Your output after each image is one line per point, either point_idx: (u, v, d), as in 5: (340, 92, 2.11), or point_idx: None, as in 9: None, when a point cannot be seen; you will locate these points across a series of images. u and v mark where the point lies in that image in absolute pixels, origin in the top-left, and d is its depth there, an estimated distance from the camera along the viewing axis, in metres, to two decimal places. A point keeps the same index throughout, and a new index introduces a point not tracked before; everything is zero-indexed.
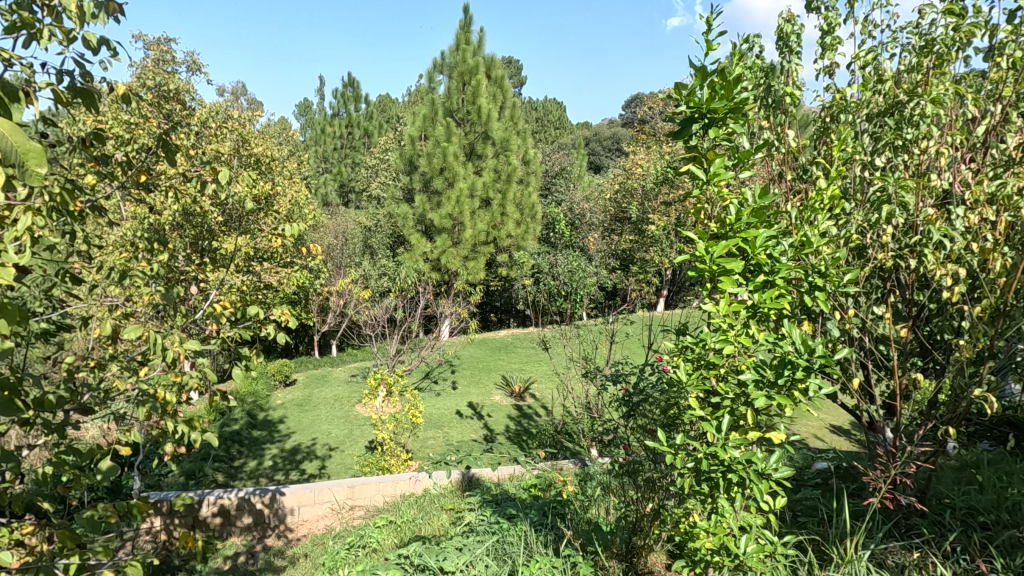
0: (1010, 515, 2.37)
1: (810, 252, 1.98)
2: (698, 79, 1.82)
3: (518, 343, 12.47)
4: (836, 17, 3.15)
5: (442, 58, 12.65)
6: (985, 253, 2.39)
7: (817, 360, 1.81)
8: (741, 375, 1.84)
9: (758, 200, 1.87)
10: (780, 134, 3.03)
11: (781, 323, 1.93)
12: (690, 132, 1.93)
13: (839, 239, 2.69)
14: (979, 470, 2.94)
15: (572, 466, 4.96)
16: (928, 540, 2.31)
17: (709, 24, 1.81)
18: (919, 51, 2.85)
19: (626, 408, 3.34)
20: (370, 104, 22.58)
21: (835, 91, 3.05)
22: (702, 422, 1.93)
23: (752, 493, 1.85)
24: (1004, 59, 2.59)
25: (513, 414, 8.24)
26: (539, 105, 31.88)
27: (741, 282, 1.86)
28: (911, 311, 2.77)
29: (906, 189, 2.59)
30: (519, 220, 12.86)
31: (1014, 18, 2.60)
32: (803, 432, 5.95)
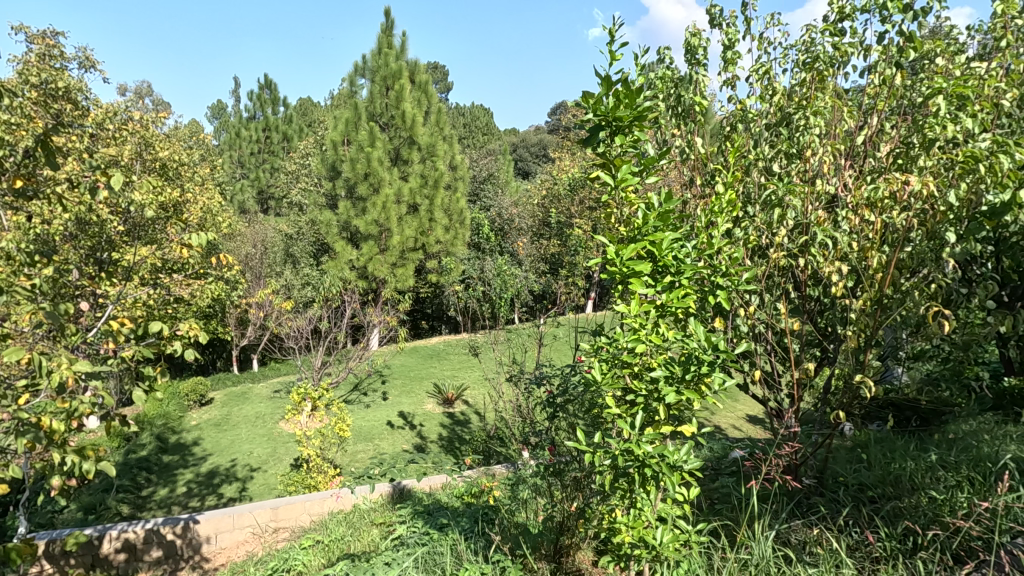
0: (893, 488, 2.62)
1: (713, 253, 2.11)
2: (604, 89, 1.90)
3: (450, 349, 12.38)
4: (736, 33, 3.37)
5: (363, 62, 12.38)
6: (865, 251, 2.64)
7: (721, 354, 1.94)
8: (652, 372, 1.92)
9: (663, 205, 1.97)
10: (689, 142, 3.20)
11: (688, 321, 2.05)
12: (598, 139, 2.00)
13: (742, 240, 2.88)
14: (868, 449, 3.22)
15: (504, 470, 4.98)
16: (825, 517, 2.49)
17: (612, 36, 1.90)
18: (807, 67, 3.11)
19: (551, 410, 3.39)
20: (290, 107, 21.73)
21: (738, 101, 3.25)
22: (618, 420, 1.99)
23: (665, 486, 1.93)
24: (876, 76, 2.88)
25: (446, 422, 8.16)
26: (465, 110, 31.90)
27: (650, 283, 1.96)
28: (807, 305, 3.00)
29: (798, 194, 2.81)
30: (447, 225, 12.78)
31: (883, 39, 2.90)
32: (721, 423, 6.30)
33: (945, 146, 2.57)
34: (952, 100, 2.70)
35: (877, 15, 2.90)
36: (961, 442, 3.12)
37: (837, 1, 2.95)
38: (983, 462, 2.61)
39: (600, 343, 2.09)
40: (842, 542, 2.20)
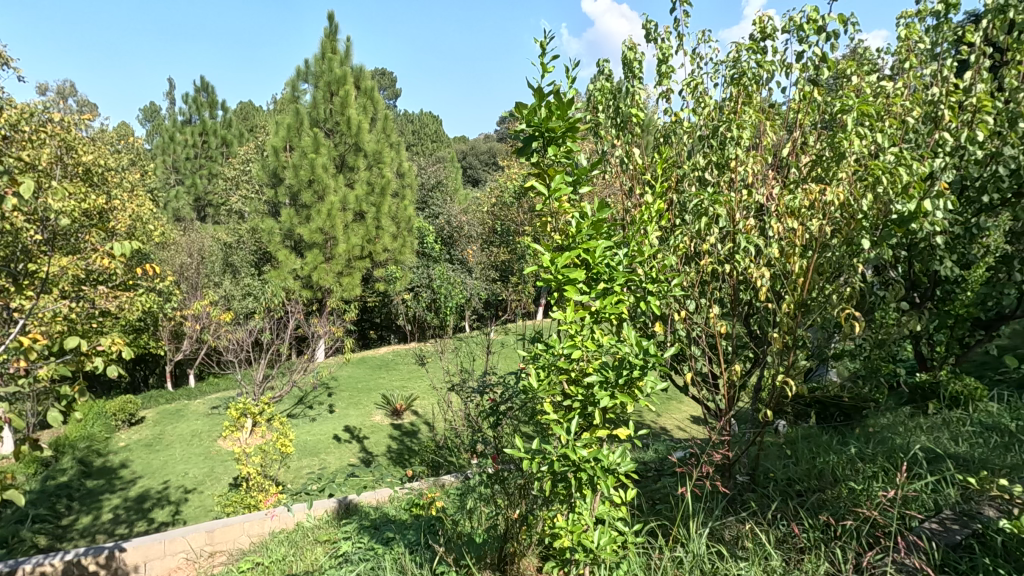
0: (818, 481, 2.75)
1: (644, 261, 2.18)
2: (536, 100, 1.93)
3: (399, 359, 12.18)
4: (670, 48, 3.51)
5: (305, 66, 12.03)
6: (788, 257, 2.79)
7: (652, 358, 2.00)
8: (587, 378, 1.96)
9: (596, 214, 2.02)
10: (626, 152, 3.29)
11: (622, 327, 2.12)
12: (531, 149, 2.05)
13: (674, 247, 2.97)
14: (796, 445, 3.38)
15: (453, 480, 4.94)
16: (755, 511, 2.59)
17: (544, 49, 1.93)
18: (734, 82, 3.27)
19: (495, 418, 3.39)
20: (229, 111, 20.93)
21: (672, 114, 3.37)
22: (555, 425, 2.02)
23: (600, 489, 1.97)
24: (796, 92, 3.07)
25: (395, 433, 8.01)
26: (414, 118, 31.69)
27: (585, 290, 2.00)
28: (738, 309, 3.13)
29: (725, 203, 2.94)
30: (395, 234, 12.64)
31: (803, 57, 3.09)
32: (666, 424, 6.48)
33: (855, 159, 2.77)
34: (862, 117, 2.92)
35: (795, 36, 3.09)
36: (880, 435, 3.33)
37: (760, 21, 3.12)
38: (896, 453, 2.80)
39: (537, 349, 2.11)
40: (770, 535, 2.30)
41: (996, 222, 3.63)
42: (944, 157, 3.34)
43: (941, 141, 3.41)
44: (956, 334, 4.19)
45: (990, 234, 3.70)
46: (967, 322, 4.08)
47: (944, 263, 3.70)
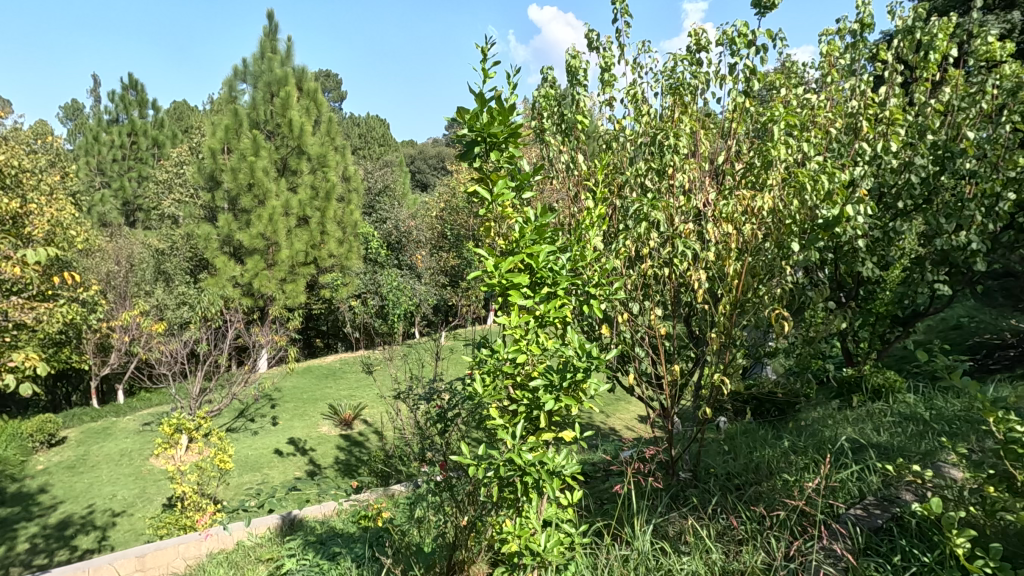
0: (754, 474, 2.87)
1: (586, 265, 2.22)
2: (478, 105, 1.93)
3: (347, 367, 11.86)
4: (612, 57, 3.59)
5: (244, 65, 11.59)
6: (723, 260, 2.91)
7: (594, 361, 2.04)
8: (531, 382, 1.98)
9: (539, 219, 2.06)
10: (571, 159, 3.33)
11: (566, 330, 2.15)
12: (473, 154, 2.05)
13: (615, 252, 3.04)
14: (734, 441, 3.52)
15: (403, 489, 4.85)
16: (696, 506, 2.67)
17: (485, 55, 1.94)
18: (672, 92, 3.39)
19: (442, 425, 3.35)
20: (160, 111, 19.90)
21: (615, 121, 3.45)
22: (501, 430, 2.02)
23: (546, 492, 1.98)
24: (730, 102, 3.21)
25: (342, 444, 7.78)
26: (359, 120, 31.09)
27: (528, 294, 2.02)
28: (678, 311, 3.23)
29: (663, 209, 3.04)
30: (341, 239, 12.35)
31: (735, 69, 3.24)
32: (615, 425, 6.61)
33: (783, 167, 2.93)
34: (789, 127, 3.09)
35: (729, 48, 3.24)
36: (810, 429, 3.51)
37: (695, 34, 3.25)
38: (825, 445, 2.96)
39: (482, 355, 2.10)
40: (710, 529, 2.37)
41: (910, 226, 3.92)
42: (863, 165, 3.58)
43: (860, 150, 3.65)
44: (877, 330, 4.48)
45: (905, 238, 3.99)
46: (887, 319, 4.38)
47: (865, 264, 3.97)
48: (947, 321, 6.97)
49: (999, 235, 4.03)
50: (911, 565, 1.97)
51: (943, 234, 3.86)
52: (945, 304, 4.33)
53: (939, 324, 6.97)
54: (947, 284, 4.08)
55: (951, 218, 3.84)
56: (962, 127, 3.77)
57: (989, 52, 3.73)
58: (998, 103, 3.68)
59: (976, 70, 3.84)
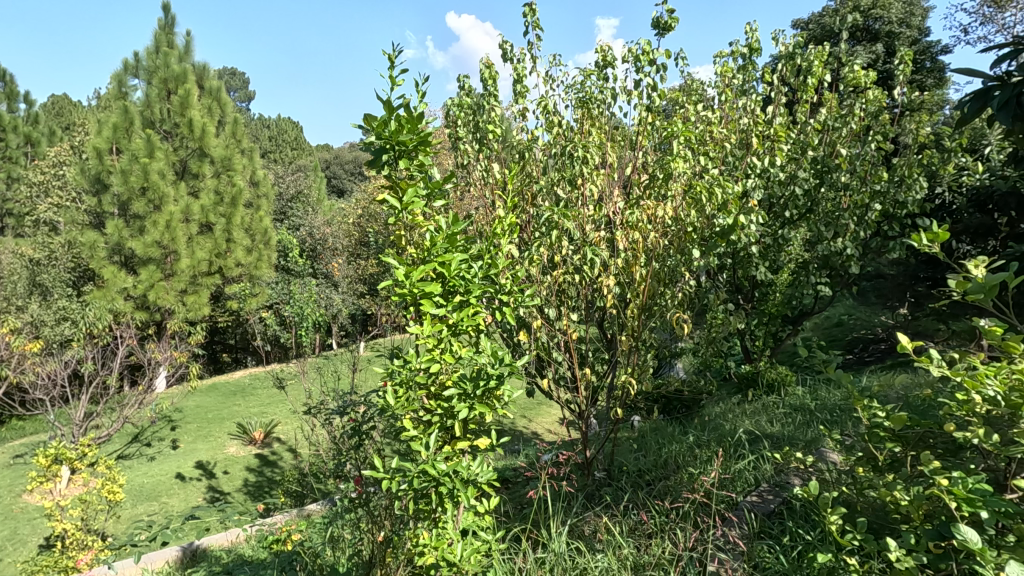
0: (663, 470, 3.02)
1: (499, 273, 2.25)
2: (387, 113, 1.91)
3: (257, 383, 11.18)
4: (524, 68, 3.68)
5: (135, 59, 10.67)
6: (630, 266, 3.04)
7: (506, 368, 2.07)
8: (445, 391, 1.97)
9: (451, 227, 2.06)
10: (486, 167, 3.37)
11: (479, 338, 2.16)
12: (382, 161, 2.02)
13: (529, 260, 3.09)
14: (645, 438, 3.68)
15: (319, 508, 4.65)
16: (609, 504, 2.77)
17: (393, 62, 1.91)
18: (582, 105, 3.52)
19: (356, 439, 3.24)
20: (35, 105, 17.89)
21: (528, 131, 3.52)
22: (415, 441, 1.99)
23: (462, 501, 1.97)
24: (636, 117, 3.38)
25: (253, 465, 7.31)
26: (269, 122, 29.60)
27: (441, 303, 2.01)
28: (590, 316, 3.34)
29: (576, 218, 3.13)
30: (249, 247, 11.65)
31: (640, 85, 3.42)
32: (537, 428, 6.71)
33: (683, 178, 3.13)
34: (688, 142, 3.30)
35: (634, 65, 3.41)
36: (713, 423, 3.75)
37: (602, 50, 3.40)
38: (725, 438, 3.17)
39: (394, 366, 2.06)
40: (623, 525, 2.46)
41: (796, 233, 4.31)
42: (754, 178, 3.90)
43: (751, 164, 3.97)
44: (771, 329, 4.88)
45: (792, 244, 4.38)
46: (778, 318, 4.78)
47: (758, 269, 4.32)
48: (830, 320, 7.70)
49: (868, 242, 4.52)
50: (796, 544, 2.16)
51: (824, 240, 4.27)
52: (827, 304, 4.79)
53: (824, 321, 7.70)
54: (827, 286, 4.51)
55: (829, 226, 4.26)
56: (837, 145, 4.20)
57: (855, 79, 4.20)
58: (865, 124, 4.14)
59: (847, 95, 4.30)
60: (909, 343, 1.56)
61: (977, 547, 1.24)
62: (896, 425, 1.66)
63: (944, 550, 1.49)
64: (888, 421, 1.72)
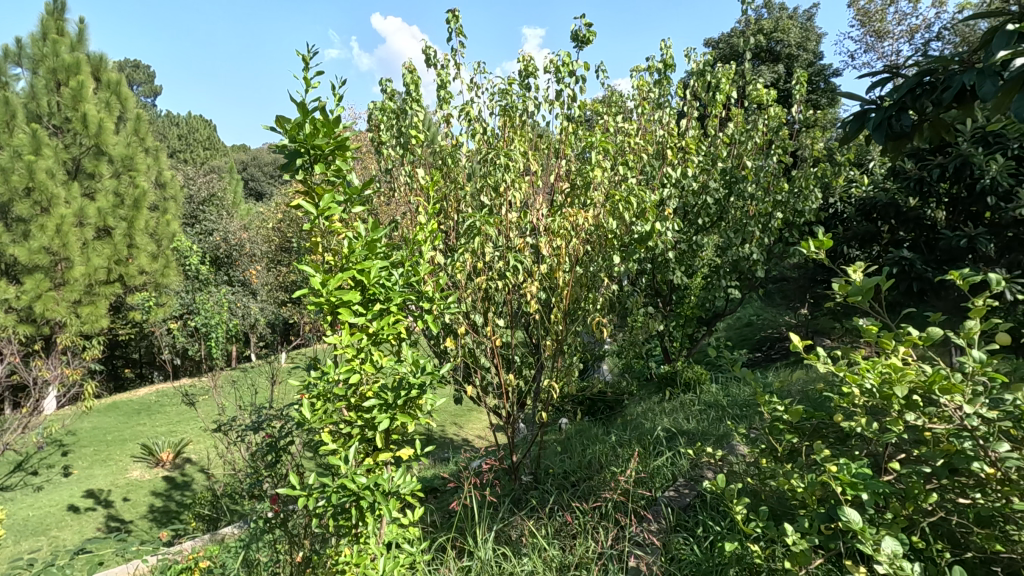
0: (587, 471, 3.09)
1: (420, 280, 2.22)
2: (301, 115, 1.84)
3: (165, 400, 10.36)
4: (448, 75, 3.67)
5: (17, 45, 9.61)
6: (553, 272, 3.08)
7: (428, 377, 2.05)
8: (365, 403, 1.92)
9: (370, 234, 2.03)
10: (410, 173, 3.34)
11: (401, 347, 2.13)
12: (296, 166, 1.94)
13: (453, 267, 3.07)
14: (570, 441, 3.75)
15: (234, 531, 4.37)
16: (536, 507, 2.79)
17: (307, 64, 1.85)
18: (505, 113, 3.56)
19: (272, 456, 3.07)
20: None
21: (453, 137, 3.51)
22: (333, 455, 1.92)
23: (383, 515, 1.92)
24: (558, 126, 3.46)
25: (160, 489, 6.76)
26: (178, 120, 27.69)
27: (359, 311, 1.96)
28: (515, 323, 3.36)
29: (500, 224, 3.14)
30: (154, 253, 10.81)
31: (562, 95, 3.50)
32: (466, 434, 6.67)
33: (602, 187, 3.23)
34: (607, 152, 3.42)
35: (555, 76, 3.49)
36: (635, 423, 3.89)
37: (525, 60, 3.45)
38: (645, 437, 3.29)
39: (310, 377, 1.97)
40: (549, 527, 2.49)
41: (708, 240, 4.57)
42: (669, 187, 4.10)
43: (667, 174, 4.17)
44: (688, 330, 5.13)
45: (705, 250, 4.63)
46: (693, 320, 5.04)
47: (675, 273, 4.54)
48: (741, 320, 8.22)
49: (772, 247, 4.86)
50: (708, 534, 2.27)
51: (733, 246, 4.55)
52: (737, 306, 5.11)
53: (736, 322, 8.20)
54: (737, 289, 4.81)
55: (737, 233, 4.55)
56: (744, 158, 4.50)
57: (758, 96, 4.53)
58: (767, 138, 4.46)
59: (752, 111, 4.62)
60: (800, 342, 1.69)
61: (858, 526, 1.36)
62: (793, 418, 1.80)
63: (834, 531, 1.63)
64: (786, 414, 1.85)
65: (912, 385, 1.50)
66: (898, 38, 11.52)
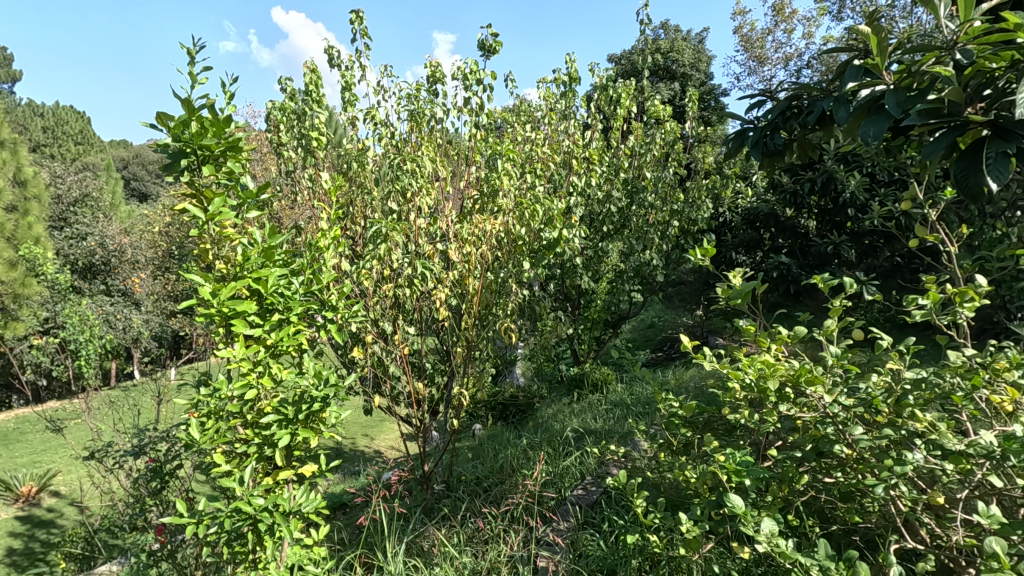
0: (499, 475, 3.11)
1: (322, 288, 2.13)
2: (186, 113, 1.71)
3: (26, 427, 9.12)
4: (352, 76, 3.57)
5: None
6: (464, 279, 3.08)
7: (332, 389, 1.96)
8: (263, 419, 1.81)
9: (267, 240, 1.92)
10: (312, 176, 3.21)
11: (303, 358, 2.03)
12: (181, 166, 1.79)
13: (359, 275, 2.97)
14: (482, 447, 3.75)
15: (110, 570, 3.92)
16: (448, 516, 2.77)
17: (193, 57, 1.72)
18: (412, 118, 3.51)
19: (156, 482, 2.79)
20: None
21: (358, 140, 3.42)
22: (225, 477, 1.78)
23: (283, 538, 1.81)
24: (467, 133, 3.47)
25: (18, 529, 5.92)
26: (43, 110, 24.63)
27: (255, 322, 1.84)
28: (424, 331, 3.32)
29: (408, 229, 3.09)
30: (12, 259, 9.51)
31: (470, 102, 3.52)
32: (377, 446, 6.47)
33: (511, 195, 3.28)
34: (515, 161, 3.48)
35: (463, 83, 3.50)
36: (545, 425, 3.97)
37: (432, 66, 3.44)
38: (555, 439, 3.38)
39: (199, 395, 1.83)
40: (461, 535, 2.48)
41: (612, 246, 4.78)
42: (575, 195, 4.24)
43: (573, 183, 4.31)
44: (595, 333, 5.33)
45: (610, 256, 4.84)
46: (600, 324, 5.25)
47: (582, 278, 4.71)
48: (644, 322, 8.68)
49: (670, 253, 5.18)
50: (613, 528, 2.37)
51: (635, 252, 4.80)
52: (639, 309, 5.38)
53: (639, 324, 8.63)
54: (639, 293, 5.07)
55: (638, 240, 4.81)
56: (643, 169, 4.77)
57: (656, 111, 4.83)
58: (664, 151, 4.76)
59: (650, 125, 4.90)
60: (689, 342, 1.81)
61: (741, 510, 1.48)
62: (687, 413, 1.93)
63: (723, 516, 1.76)
64: (681, 410, 1.98)
65: (783, 379, 1.67)
66: (776, 64, 12.77)
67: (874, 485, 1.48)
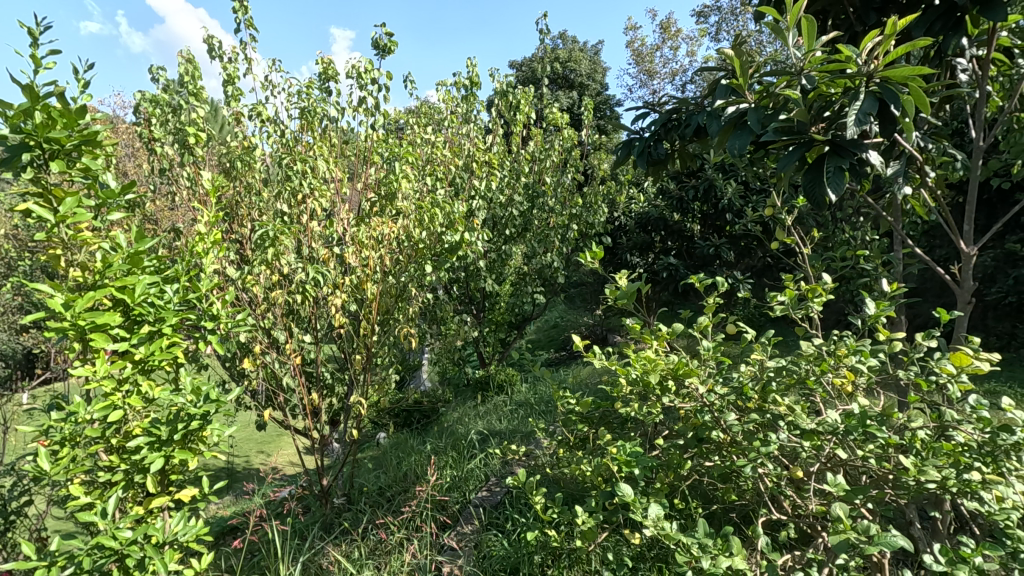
0: (403, 483, 3.05)
1: (202, 296, 1.96)
2: (29, 101, 1.50)
3: None
4: (236, 69, 3.34)
5: None
6: (361, 283, 2.98)
7: (213, 405, 1.81)
8: (130, 443, 1.64)
9: (134, 244, 1.73)
10: (192, 175, 2.96)
11: (178, 373, 1.86)
12: (23, 161, 1.56)
13: (246, 281, 2.78)
14: (386, 456, 3.65)
15: None
16: (349, 530, 2.66)
17: (36, 37, 1.51)
18: (304, 116, 3.35)
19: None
20: None
21: (243, 137, 3.20)
22: (84, 511, 1.59)
23: (156, 571, 1.64)
24: (363, 133, 3.37)
25: None
26: None
27: (120, 336, 1.65)
28: (320, 339, 3.17)
29: (300, 232, 2.95)
30: None
31: (366, 101, 3.42)
32: (273, 463, 6.09)
33: (410, 198, 3.23)
34: (415, 163, 3.43)
35: (358, 82, 3.40)
36: (450, 429, 3.95)
37: (325, 63, 3.31)
38: (460, 443, 3.36)
39: (49, 421, 1.61)
40: (361, 548, 2.39)
41: (515, 249, 4.86)
42: (477, 198, 4.26)
43: (474, 186, 4.32)
44: (499, 335, 5.39)
45: (513, 258, 4.92)
46: (504, 325, 5.30)
47: (486, 281, 4.74)
48: (548, 322, 8.92)
49: (570, 255, 5.37)
50: (516, 526, 2.41)
51: (537, 255, 4.92)
52: (542, 309, 5.52)
53: (543, 325, 8.85)
54: (541, 294, 5.19)
55: (540, 242, 4.94)
56: (543, 174, 4.91)
57: (554, 118, 4.99)
58: (562, 157, 4.93)
59: (549, 131, 5.05)
60: (582, 342, 1.88)
61: (630, 498, 1.56)
62: (582, 409, 2.02)
63: (615, 506, 1.84)
64: (578, 407, 2.07)
65: (664, 372, 1.78)
66: (664, 78, 13.67)
67: (744, 465, 1.64)
